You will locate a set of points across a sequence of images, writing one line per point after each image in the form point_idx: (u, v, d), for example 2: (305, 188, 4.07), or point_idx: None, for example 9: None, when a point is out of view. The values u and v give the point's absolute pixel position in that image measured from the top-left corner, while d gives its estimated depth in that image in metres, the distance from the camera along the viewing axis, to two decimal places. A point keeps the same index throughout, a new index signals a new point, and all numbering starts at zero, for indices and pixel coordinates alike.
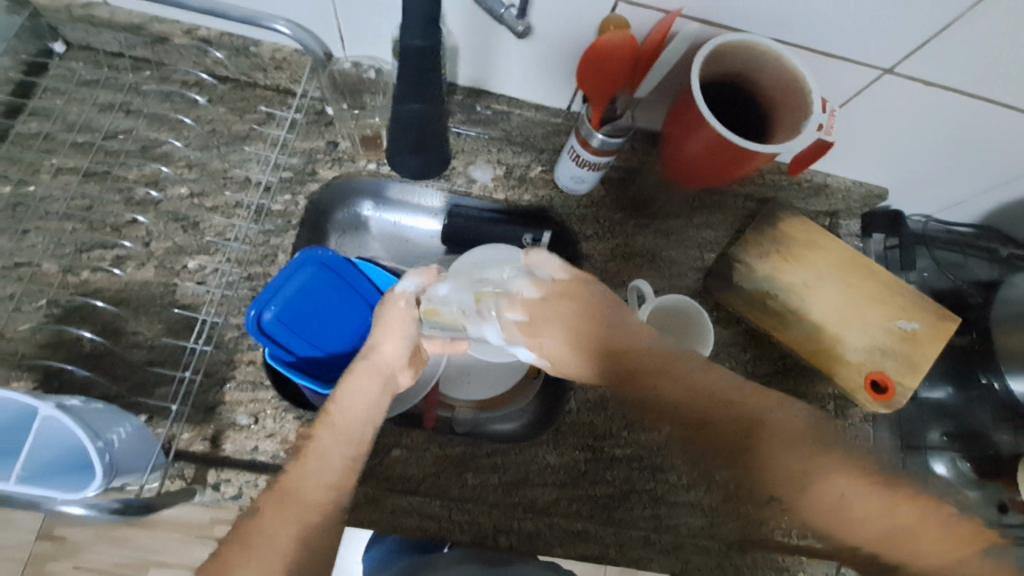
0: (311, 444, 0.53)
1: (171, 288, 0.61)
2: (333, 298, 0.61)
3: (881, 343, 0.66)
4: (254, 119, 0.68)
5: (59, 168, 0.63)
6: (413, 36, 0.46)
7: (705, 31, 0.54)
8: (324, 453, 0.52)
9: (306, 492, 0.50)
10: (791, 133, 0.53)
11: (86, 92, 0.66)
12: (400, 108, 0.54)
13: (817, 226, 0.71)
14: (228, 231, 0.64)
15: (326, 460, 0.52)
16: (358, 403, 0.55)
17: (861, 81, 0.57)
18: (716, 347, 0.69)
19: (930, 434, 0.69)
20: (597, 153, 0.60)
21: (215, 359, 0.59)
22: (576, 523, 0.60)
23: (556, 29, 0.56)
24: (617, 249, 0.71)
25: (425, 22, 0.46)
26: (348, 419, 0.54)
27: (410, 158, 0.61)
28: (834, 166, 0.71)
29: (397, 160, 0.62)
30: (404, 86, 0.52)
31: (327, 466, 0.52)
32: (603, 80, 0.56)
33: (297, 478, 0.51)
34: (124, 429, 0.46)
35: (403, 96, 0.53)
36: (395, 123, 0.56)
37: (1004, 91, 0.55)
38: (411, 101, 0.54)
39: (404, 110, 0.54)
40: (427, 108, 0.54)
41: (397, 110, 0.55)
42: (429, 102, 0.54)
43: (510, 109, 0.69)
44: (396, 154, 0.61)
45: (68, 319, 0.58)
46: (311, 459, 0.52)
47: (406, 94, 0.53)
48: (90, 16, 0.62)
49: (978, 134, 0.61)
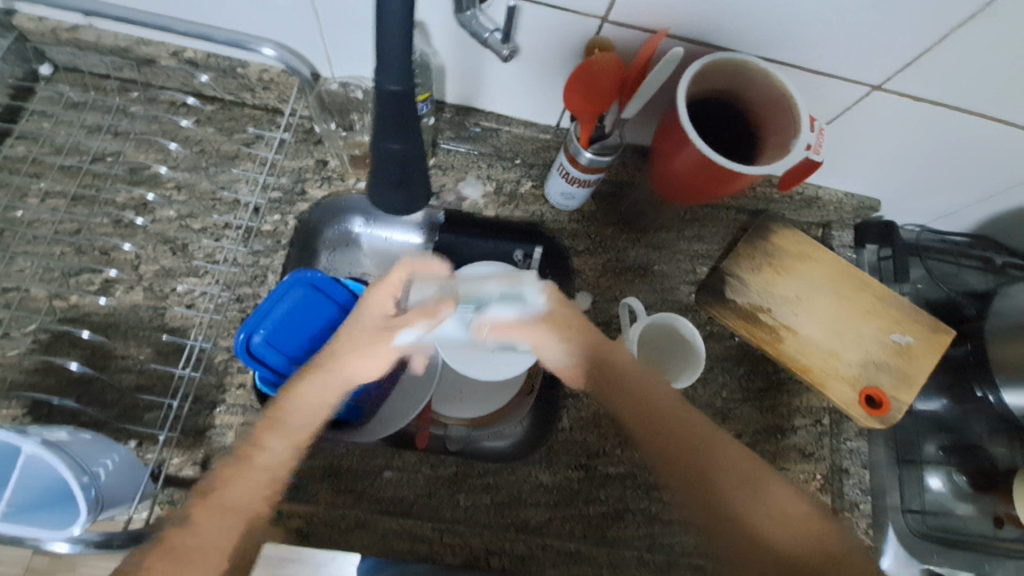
0: (256, 451, 0.54)
1: (160, 312, 0.60)
2: (323, 319, 0.61)
3: (875, 357, 0.66)
4: (242, 139, 0.68)
5: (46, 192, 0.63)
6: (392, 77, 0.44)
7: (691, 49, 0.54)
8: (271, 460, 0.54)
9: (243, 501, 0.52)
10: (780, 151, 0.52)
11: (74, 115, 0.66)
12: (380, 147, 0.53)
13: (808, 238, 0.71)
14: (217, 253, 0.63)
15: (272, 464, 0.54)
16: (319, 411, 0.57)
17: (849, 97, 0.57)
18: (709, 362, 0.69)
19: (926, 446, 0.68)
20: (585, 170, 0.60)
21: (205, 382, 0.59)
22: (568, 543, 0.59)
23: (542, 50, 0.56)
24: (608, 264, 0.71)
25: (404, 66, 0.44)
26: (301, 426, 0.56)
27: (395, 188, 0.59)
28: (827, 178, 0.70)
29: (378, 192, 0.60)
30: (381, 126, 0.50)
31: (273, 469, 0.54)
32: (593, 99, 0.53)
33: (238, 485, 0.52)
34: (111, 460, 0.46)
35: (380, 136, 0.52)
36: (375, 158, 0.55)
37: (993, 106, 0.55)
38: (389, 141, 0.52)
39: (385, 144, 0.52)
40: (406, 144, 0.53)
41: (374, 147, 0.54)
42: (408, 140, 0.53)
43: (499, 126, 0.68)
44: (377, 186, 0.59)
45: (56, 346, 0.58)
46: (257, 468, 0.53)
47: (384, 132, 0.51)
48: (76, 40, 0.62)
49: (969, 147, 0.61)
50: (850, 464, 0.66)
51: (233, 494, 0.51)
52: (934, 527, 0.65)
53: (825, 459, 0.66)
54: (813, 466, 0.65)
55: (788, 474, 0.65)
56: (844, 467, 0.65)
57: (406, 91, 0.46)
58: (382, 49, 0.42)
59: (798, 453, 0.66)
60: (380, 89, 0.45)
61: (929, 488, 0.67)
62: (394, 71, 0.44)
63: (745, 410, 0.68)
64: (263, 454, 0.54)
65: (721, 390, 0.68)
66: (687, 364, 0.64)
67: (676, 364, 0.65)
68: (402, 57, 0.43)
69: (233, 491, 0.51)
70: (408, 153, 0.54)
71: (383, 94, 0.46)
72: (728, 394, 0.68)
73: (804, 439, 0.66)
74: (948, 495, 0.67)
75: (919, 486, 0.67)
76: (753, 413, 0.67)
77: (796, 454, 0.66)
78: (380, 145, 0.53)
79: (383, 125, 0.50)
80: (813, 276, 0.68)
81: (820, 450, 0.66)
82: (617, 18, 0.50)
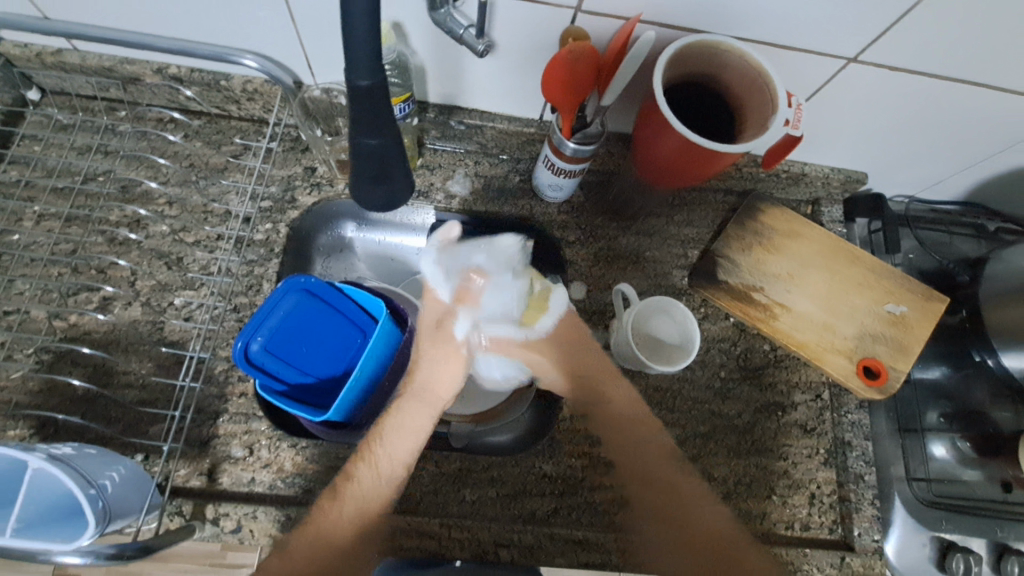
0: (348, 485, 0.57)
1: (159, 326, 0.61)
2: (320, 324, 0.60)
3: (870, 329, 0.66)
4: (230, 151, 0.69)
5: (41, 214, 0.64)
6: (365, 73, 0.45)
7: (665, 33, 0.54)
8: (366, 496, 0.57)
9: (330, 526, 0.56)
10: (758, 130, 0.52)
11: (63, 137, 0.67)
12: (358, 143, 0.54)
13: (798, 216, 0.72)
14: (212, 265, 0.64)
15: (362, 500, 0.57)
16: (420, 423, 0.63)
17: (826, 70, 0.57)
18: (707, 344, 0.69)
19: (928, 415, 0.68)
20: (570, 160, 0.61)
21: (206, 393, 0.59)
22: (576, 531, 0.59)
23: (517, 44, 0.57)
24: (600, 253, 0.71)
25: (375, 62, 0.44)
26: (392, 458, 0.59)
27: (377, 182, 0.59)
28: (812, 154, 0.71)
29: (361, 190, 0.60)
30: (356, 122, 0.51)
31: (370, 502, 0.57)
32: (570, 90, 0.53)
33: (332, 517, 0.56)
34: (117, 473, 0.46)
35: (356, 133, 0.52)
36: (355, 156, 0.55)
37: (970, 69, 0.55)
38: (367, 137, 0.53)
39: (364, 141, 0.53)
40: (386, 139, 0.54)
41: (353, 146, 0.54)
42: (386, 135, 0.53)
43: (483, 123, 0.69)
44: (360, 186, 0.59)
45: (59, 365, 0.59)
46: (350, 502, 0.57)
47: (363, 129, 0.51)
48: (61, 63, 0.63)
49: (951, 113, 0.61)
50: (853, 438, 0.66)
51: (324, 528, 0.56)
52: (940, 495, 0.65)
53: (826, 433, 0.66)
54: (815, 441, 0.66)
55: (791, 450, 0.65)
56: (846, 440, 0.65)
57: (378, 86, 0.46)
58: (351, 45, 0.42)
59: (799, 430, 0.66)
60: (354, 86, 0.46)
61: (934, 456, 0.67)
62: (363, 66, 0.44)
63: (745, 388, 0.68)
64: (356, 486, 0.57)
65: (719, 370, 0.68)
66: (681, 336, 0.64)
67: (672, 339, 0.65)
68: (372, 53, 0.43)
69: (330, 524, 0.56)
70: (387, 149, 0.55)
71: (358, 88, 0.46)
72: (727, 374, 0.68)
73: (805, 414, 0.67)
74: (952, 462, 0.67)
75: (923, 455, 0.67)
76: (752, 392, 0.67)
77: (797, 429, 0.66)
78: (359, 141, 0.53)
79: (361, 125, 0.50)
80: (803, 254, 0.69)
81: (821, 425, 0.66)
82: (589, 9, 0.51)
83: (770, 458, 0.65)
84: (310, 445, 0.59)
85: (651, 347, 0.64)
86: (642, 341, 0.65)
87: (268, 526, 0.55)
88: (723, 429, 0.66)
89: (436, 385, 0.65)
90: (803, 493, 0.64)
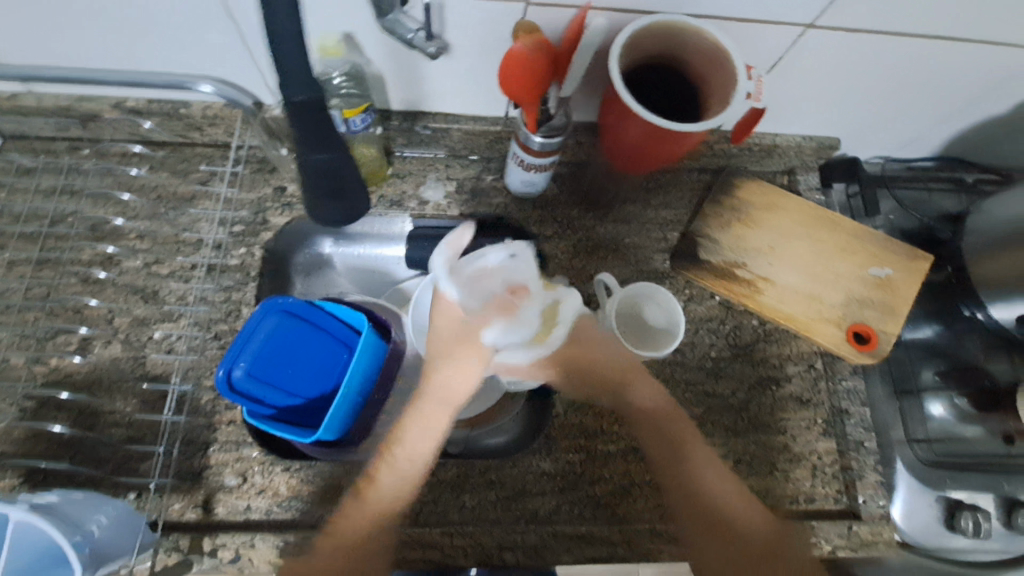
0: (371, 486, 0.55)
1: (140, 361, 0.60)
2: (303, 344, 0.59)
3: (857, 294, 0.66)
4: (197, 178, 0.68)
5: (11, 261, 0.63)
6: None
7: (618, 17, 0.53)
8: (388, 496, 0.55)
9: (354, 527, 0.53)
10: (723, 103, 0.52)
11: (27, 180, 0.66)
12: (309, 160, 0.55)
13: (774, 188, 0.71)
14: (188, 295, 0.63)
15: (386, 500, 0.55)
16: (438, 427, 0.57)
17: (783, 38, 0.56)
18: (695, 325, 0.68)
19: (923, 375, 0.68)
20: (538, 154, 0.61)
21: (194, 424, 0.59)
22: (579, 527, 0.59)
23: (470, 44, 0.56)
24: (579, 245, 0.71)
25: None
26: (411, 454, 0.56)
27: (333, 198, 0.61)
28: (782, 125, 0.70)
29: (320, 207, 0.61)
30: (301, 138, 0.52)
31: (392, 501, 0.55)
32: (530, 84, 0.52)
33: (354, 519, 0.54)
34: (105, 515, 0.46)
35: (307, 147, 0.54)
36: (308, 173, 0.57)
37: (926, 24, 0.54)
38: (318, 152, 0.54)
39: (314, 158, 0.54)
40: (335, 154, 0.55)
41: (303, 162, 0.55)
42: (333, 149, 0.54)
43: (448, 125, 0.69)
44: (317, 202, 0.61)
45: (42, 411, 0.58)
46: (372, 501, 0.54)
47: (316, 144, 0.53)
48: (17, 106, 0.63)
49: (913, 68, 0.60)
50: (848, 405, 0.65)
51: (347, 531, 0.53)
52: (942, 455, 0.65)
53: (823, 403, 0.66)
54: (812, 411, 0.65)
55: (789, 423, 0.65)
56: (843, 408, 0.65)
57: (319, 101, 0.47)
58: None
59: (795, 402, 0.66)
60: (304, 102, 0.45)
61: (932, 416, 0.67)
62: None
63: (737, 365, 0.67)
64: (378, 486, 0.55)
65: (710, 350, 0.67)
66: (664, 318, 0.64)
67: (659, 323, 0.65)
68: None
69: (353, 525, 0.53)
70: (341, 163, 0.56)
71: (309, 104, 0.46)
72: (718, 353, 0.67)
73: (800, 385, 0.66)
74: (951, 420, 0.67)
75: (921, 416, 0.66)
76: (745, 369, 0.67)
77: (793, 401, 0.66)
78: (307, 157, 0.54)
79: (306, 142, 0.52)
80: (782, 225, 0.68)
81: (817, 396, 0.66)
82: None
83: (768, 433, 0.65)
84: (303, 466, 0.58)
85: (637, 333, 0.65)
86: (630, 328, 0.65)
87: (267, 553, 0.55)
88: (718, 409, 0.65)
89: (453, 390, 0.57)
90: (805, 466, 0.64)
